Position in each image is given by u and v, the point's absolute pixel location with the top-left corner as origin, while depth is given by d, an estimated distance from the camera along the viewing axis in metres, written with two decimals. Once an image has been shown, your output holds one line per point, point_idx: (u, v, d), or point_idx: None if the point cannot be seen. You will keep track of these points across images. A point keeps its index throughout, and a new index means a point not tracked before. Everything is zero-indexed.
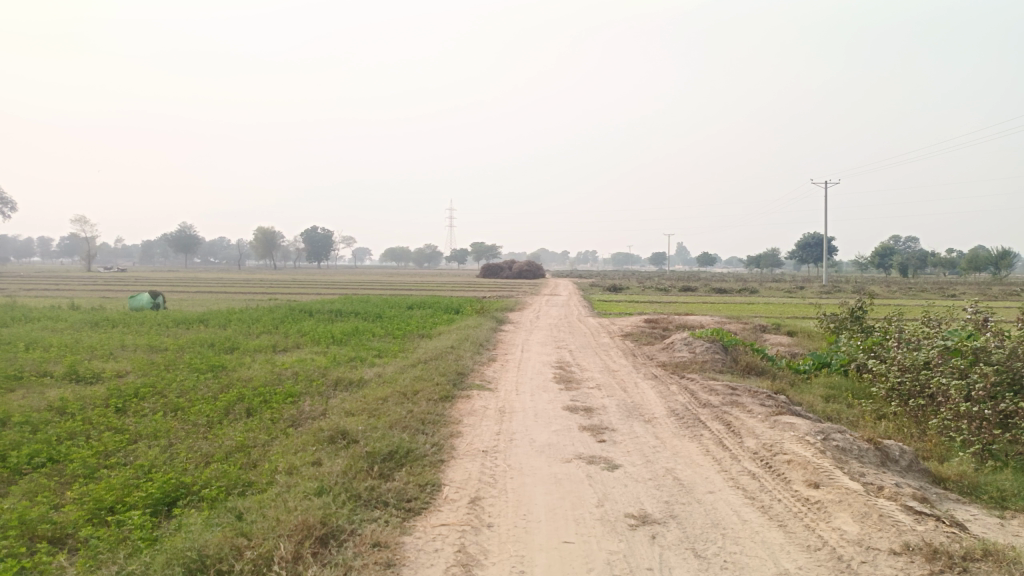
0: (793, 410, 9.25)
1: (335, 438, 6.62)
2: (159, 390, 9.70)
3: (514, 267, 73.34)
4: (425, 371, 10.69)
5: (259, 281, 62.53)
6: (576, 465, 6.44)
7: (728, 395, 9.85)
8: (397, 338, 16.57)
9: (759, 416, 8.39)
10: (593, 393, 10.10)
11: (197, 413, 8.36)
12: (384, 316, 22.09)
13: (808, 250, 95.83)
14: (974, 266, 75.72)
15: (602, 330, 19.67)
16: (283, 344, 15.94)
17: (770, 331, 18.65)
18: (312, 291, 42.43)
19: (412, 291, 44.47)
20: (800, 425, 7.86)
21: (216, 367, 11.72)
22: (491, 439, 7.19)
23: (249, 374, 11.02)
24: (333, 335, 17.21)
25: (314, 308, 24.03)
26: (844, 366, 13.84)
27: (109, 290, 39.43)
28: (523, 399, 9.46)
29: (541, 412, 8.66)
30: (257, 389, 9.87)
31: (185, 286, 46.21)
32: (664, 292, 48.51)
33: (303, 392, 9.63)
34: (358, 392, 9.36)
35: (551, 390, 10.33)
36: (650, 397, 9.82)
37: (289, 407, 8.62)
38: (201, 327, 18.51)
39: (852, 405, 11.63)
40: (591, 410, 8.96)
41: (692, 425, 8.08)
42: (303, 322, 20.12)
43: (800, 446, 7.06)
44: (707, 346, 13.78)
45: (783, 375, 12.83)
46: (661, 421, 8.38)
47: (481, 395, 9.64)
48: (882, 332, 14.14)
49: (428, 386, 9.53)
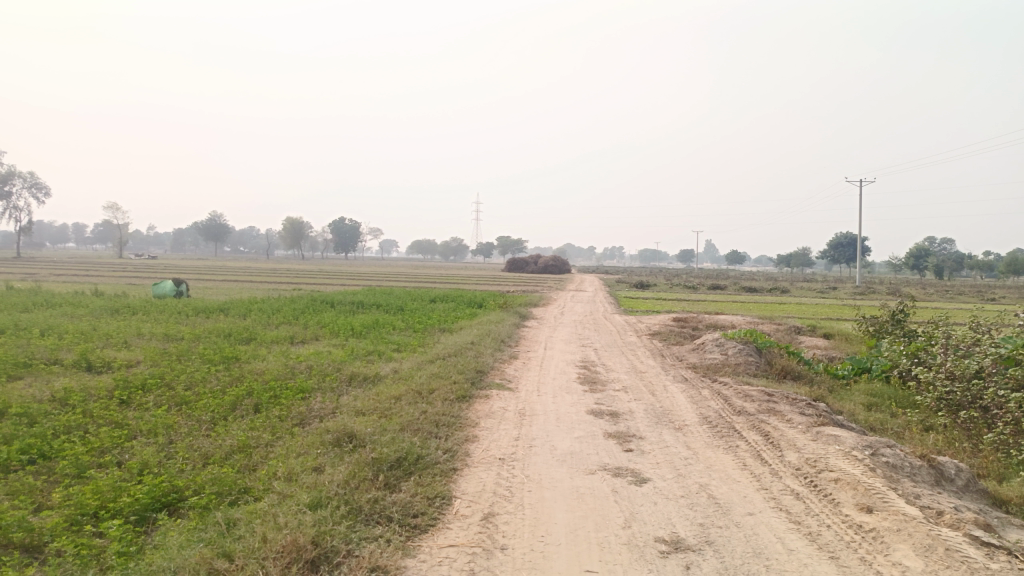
0: (835, 420, 8.60)
1: (340, 441, 6.16)
2: (166, 382, 9.32)
3: (540, 262, 72.84)
4: (442, 368, 10.22)
5: (284, 270, 62.80)
6: (600, 477, 5.91)
7: (764, 401, 9.23)
8: (417, 332, 16.10)
9: (799, 427, 7.77)
10: (619, 396, 9.53)
11: (202, 408, 7.97)
12: (406, 309, 21.68)
13: (841, 250, 93.81)
14: (1013, 269, 73.67)
15: (629, 327, 19.07)
16: (301, 336, 15.56)
17: (805, 333, 17.90)
18: (337, 281, 42.13)
19: (436, 283, 44.27)
20: (845, 438, 7.23)
21: (229, 359, 11.35)
22: (508, 445, 6.67)
23: (262, 368, 10.63)
24: (352, 327, 16.81)
25: (336, 299, 23.69)
26: (885, 372, 13.12)
27: (136, 276, 39.76)
28: (545, 401, 8.94)
29: (564, 416, 8.13)
30: (268, 383, 9.46)
31: (211, 275, 46.25)
32: (692, 289, 47.56)
33: (315, 387, 9.20)
34: (371, 390, 8.90)
35: (575, 391, 9.78)
36: (679, 401, 9.23)
37: (298, 405, 8.19)
38: (220, 317, 18.26)
39: (895, 414, 10.93)
40: (616, 414, 8.42)
41: (726, 435, 7.50)
42: (323, 313, 19.76)
43: (847, 463, 6.44)
44: (739, 348, 13.13)
45: (821, 381, 12.15)
46: (692, 429, 7.80)
47: (501, 395, 9.13)
48: (927, 337, 13.37)
49: (445, 384, 9.05)
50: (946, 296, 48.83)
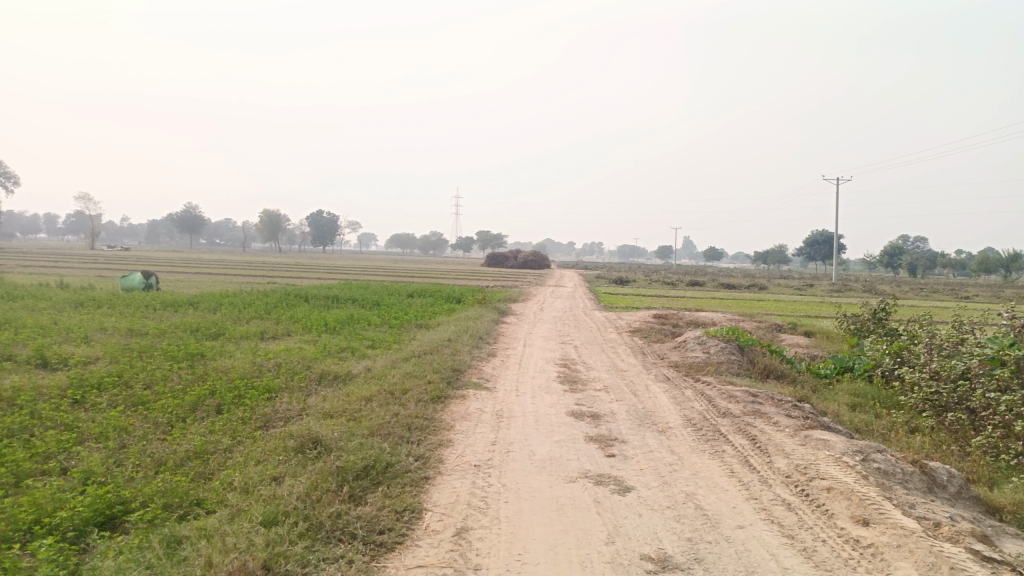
0: (822, 422, 8.35)
1: (304, 446, 5.76)
2: (125, 380, 8.82)
3: (520, 257, 72.54)
4: (417, 367, 9.82)
5: (259, 263, 61.83)
6: (581, 486, 5.57)
7: (749, 402, 8.94)
8: (393, 328, 15.66)
9: (787, 430, 7.49)
10: (600, 397, 9.20)
11: (160, 409, 7.51)
12: (382, 303, 21.23)
13: (817, 247, 94.51)
14: (984, 268, 74.72)
15: (610, 324, 18.78)
16: (272, 331, 15.06)
17: (786, 331, 17.72)
18: (313, 275, 41.52)
19: (414, 277, 43.82)
20: (834, 442, 6.96)
21: (194, 356, 10.85)
22: (484, 451, 6.31)
23: (228, 365, 10.16)
24: (325, 322, 16.32)
25: (310, 294, 23.13)
26: (867, 371, 12.95)
27: (105, 268, 38.75)
28: (523, 402, 8.58)
29: (543, 418, 7.78)
30: (233, 382, 9.00)
31: (184, 267, 45.34)
32: (671, 285, 47.47)
33: (282, 387, 8.76)
34: (342, 390, 8.48)
35: (554, 391, 9.44)
36: (662, 402, 8.93)
37: (264, 406, 7.76)
38: (189, 311, 17.67)
39: (879, 415, 10.72)
40: (597, 416, 8.09)
41: (712, 439, 7.20)
42: (296, 308, 19.23)
43: (838, 470, 6.16)
44: (722, 347, 12.87)
45: (804, 380, 11.93)
46: (676, 433, 7.49)
47: (478, 395, 8.76)
48: (910, 335, 13.21)
49: (419, 384, 8.67)
50: (920, 293, 49.26)
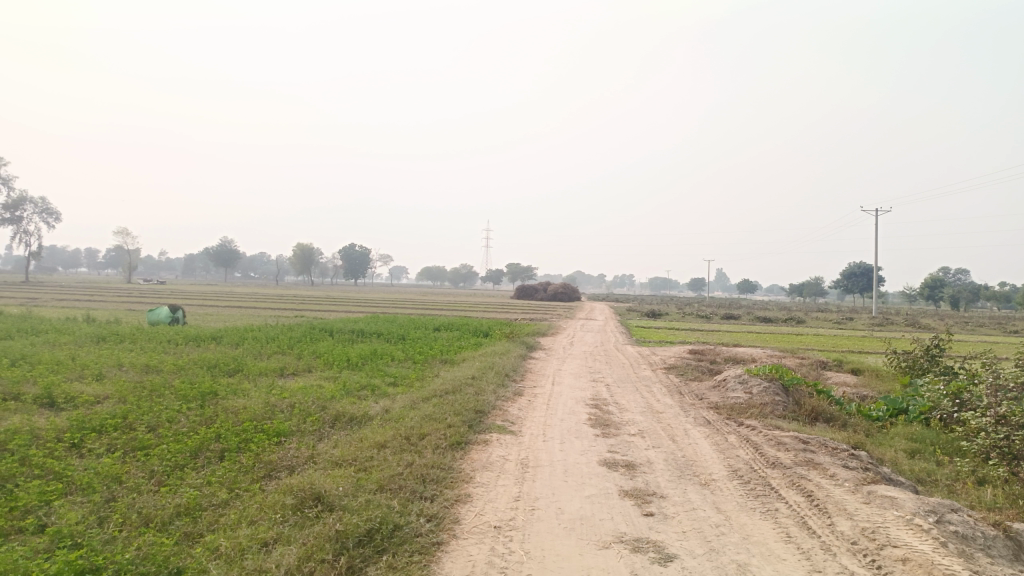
0: (883, 474, 7.51)
1: (305, 504, 5.16)
2: (129, 422, 8.34)
3: (549, 290, 72.00)
4: (438, 408, 9.21)
5: (289, 297, 62.28)
6: (616, 554, 4.86)
7: (799, 450, 8.13)
8: (417, 365, 15.08)
9: (846, 484, 6.67)
10: (635, 442, 8.47)
11: (159, 456, 6.98)
12: (409, 338, 20.74)
13: (854, 280, 92.29)
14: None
15: (642, 360, 17.99)
16: (292, 367, 14.59)
17: (830, 368, 16.77)
18: (342, 309, 41.41)
19: (444, 311, 43.50)
20: (903, 501, 6.13)
21: (207, 395, 10.37)
22: (506, 509, 5.64)
23: (240, 405, 9.66)
24: (348, 358, 15.81)
25: (336, 328, 22.69)
26: (923, 414, 12.01)
27: (138, 301, 39.22)
28: (551, 449, 7.90)
29: (573, 469, 7.09)
30: (242, 425, 8.46)
31: (216, 301, 45.58)
32: (705, 318, 46.32)
33: (294, 430, 8.21)
34: (355, 435, 7.89)
35: (585, 435, 8.75)
36: (703, 450, 8.16)
37: (270, 452, 7.20)
38: (211, 346, 17.34)
39: (941, 463, 9.79)
40: (632, 466, 7.36)
41: (762, 495, 6.43)
42: (319, 343, 18.77)
43: (912, 536, 5.35)
44: (764, 386, 12.04)
45: (855, 424, 11.04)
46: (721, 487, 6.74)
47: (502, 440, 8.11)
48: (970, 375, 12.25)
49: (438, 427, 8.05)
50: (963, 327, 47.53)
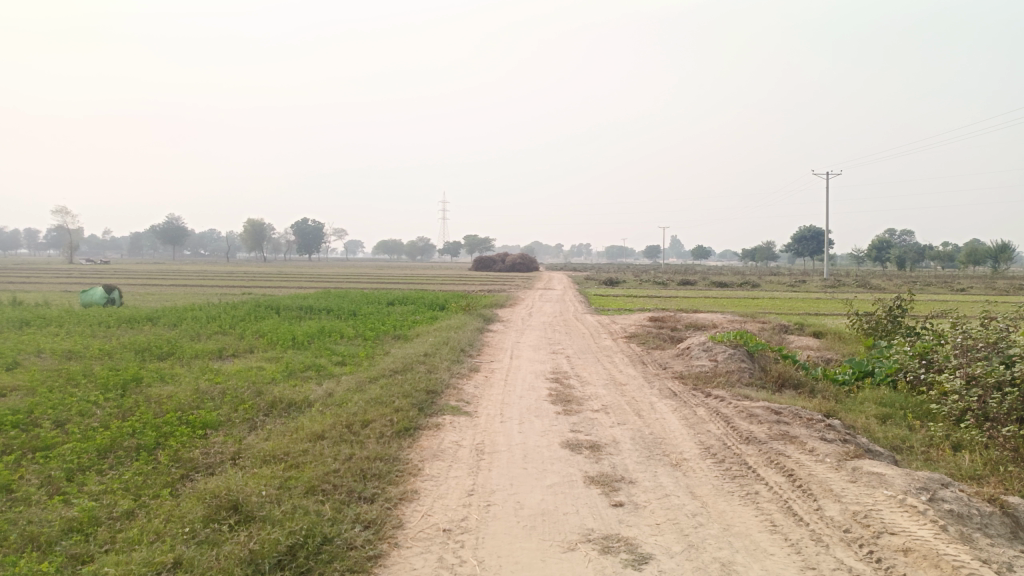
0: (862, 446, 7.04)
1: (219, 514, 4.39)
2: (33, 418, 7.37)
3: (507, 261, 71.39)
4: (386, 390, 8.46)
5: (238, 274, 60.66)
6: (584, 558, 4.22)
7: (773, 422, 7.61)
8: (367, 342, 14.27)
9: (828, 461, 6.15)
10: (599, 420, 7.86)
11: (62, 456, 6.08)
12: (360, 313, 19.84)
13: (805, 244, 93.75)
14: (972, 260, 74.13)
15: (602, 329, 17.47)
16: (232, 349, 13.62)
17: (793, 332, 16.47)
18: (293, 284, 40.42)
19: (398, 284, 42.72)
20: (891, 478, 5.63)
21: (131, 382, 9.41)
22: (457, 508, 4.97)
23: (165, 393, 8.75)
24: (293, 337, 14.87)
25: (283, 304, 21.65)
26: (890, 377, 11.71)
27: (79, 282, 37.67)
28: (509, 431, 7.24)
29: (533, 453, 6.44)
30: (164, 417, 7.57)
31: (160, 280, 43.70)
32: (661, 285, 46.19)
33: (222, 422, 7.35)
34: (292, 424, 7.10)
35: (545, 413, 8.11)
36: (672, 426, 7.57)
37: (191, 448, 6.37)
38: (147, 328, 16.24)
39: (913, 428, 9.45)
40: (597, 447, 6.74)
41: (740, 476, 5.87)
42: (264, 321, 17.75)
43: (907, 519, 4.86)
44: (730, 353, 11.57)
45: (824, 389, 10.67)
46: (696, 467, 6.17)
47: (455, 424, 7.42)
48: (936, 335, 11.97)
49: (384, 412, 7.31)
50: (914, 288, 48.20)
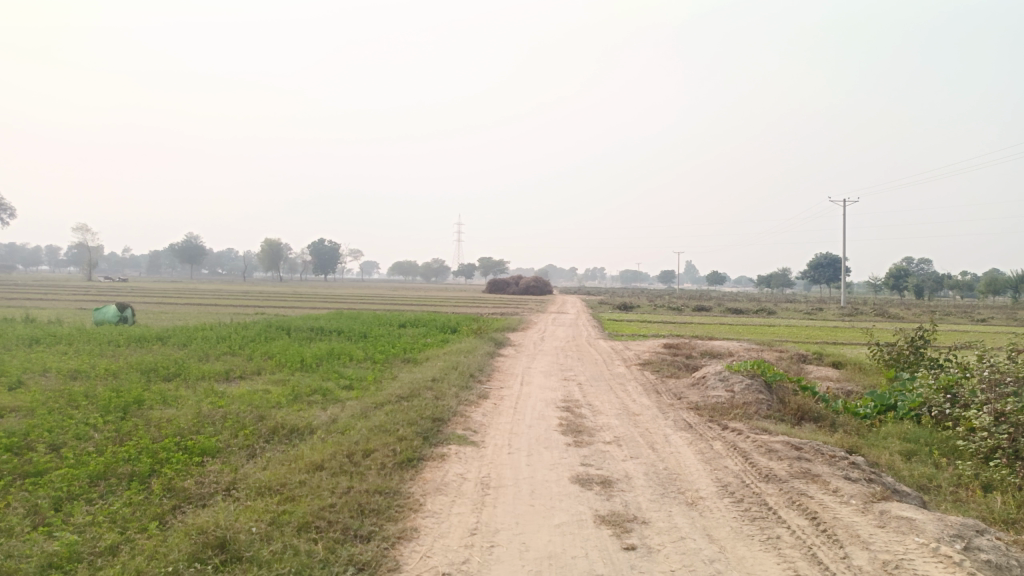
0: (889, 486, 6.68)
1: (204, 553, 4.16)
2: (28, 441, 7.18)
3: (521, 284, 71.26)
4: (391, 417, 8.20)
5: (253, 294, 60.93)
6: None
7: (794, 459, 7.27)
8: (376, 365, 14.03)
9: (854, 503, 5.81)
10: (611, 452, 7.54)
11: (51, 483, 5.87)
12: (370, 335, 19.63)
13: (822, 271, 92.88)
14: (992, 289, 73.02)
15: (615, 355, 17.13)
16: (239, 370, 13.42)
17: (811, 362, 16.05)
18: (307, 305, 40.48)
19: (411, 306, 42.68)
20: (922, 523, 5.28)
21: (132, 404, 9.23)
22: (459, 549, 4.68)
23: (166, 417, 8.54)
24: (301, 359, 14.66)
25: (294, 325, 21.51)
26: (914, 411, 11.29)
27: (93, 300, 37.88)
28: (517, 463, 6.94)
29: (542, 489, 6.14)
30: (162, 442, 7.36)
31: (175, 299, 43.95)
32: (676, 311, 45.65)
33: (221, 448, 7.12)
34: (292, 452, 6.86)
35: (555, 445, 7.80)
36: (688, 461, 7.25)
37: (186, 477, 6.14)
38: (155, 348, 16.10)
39: (940, 465, 9.04)
40: (609, 483, 6.43)
41: (760, 518, 5.54)
42: (273, 342, 17.57)
43: (942, 571, 4.52)
44: (747, 384, 11.22)
45: (845, 423, 10.28)
46: (713, 507, 5.85)
47: (461, 455, 7.15)
48: (961, 368, 11.55)
49: (387, 441, 7.05)
50: (934, 317, 47.33)
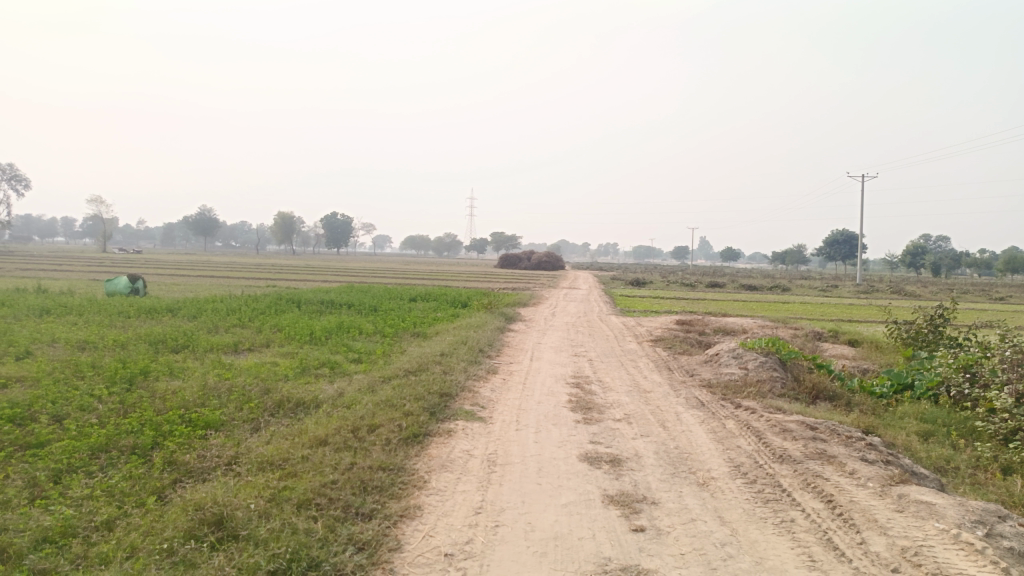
0: (907, 468, 6.50)
1: (200, 530, 4.06)
2: (32, 412, 7.11)
3: (533, 259, 70.97)
4: (397, 392, 8.08)
5: (265, 266, 61.06)
6: None
7: (809, 439, 7.09)
8: (385, 339, 13.93)
9: (872, 486, 5.62)
10: (621, 430, 7.40)
11: (52, 456, 5.79)
12: (380, 309, 19.53)
13: (838, 248, 91.92)
14: (1011, 268, 71.99)
15: (627, 331, 16.95)
16: (248, 342, 13.36)
17: (827, 340, 15.82)
18: (318, 277, 40.52)
19: (422, 279, 42.60)
20: (942, 508, 5.11)
21: (138, 375, 9.16)
22: (463, 528, 4.56)
23: (172, 389, 8.47)
24: (310, 332, 14.58)
25: (304, 298, 21.45)
26: (931, 391, 11.07)
27: (107, 271, 38.00)
28: (525, 440, 6.81)
29: (549, 467, 6.01)
30: (166, 415, 7.28)
31: (187, 271, 44.04)
32: (689, 287, 45.29)
33: (225, 422, 7.03)
34: (296, 427, 6.76)
35: (564, 422, 7.66)
36: (699, 440, 7.09)
37: (188, 450, 6.05)
38: (165, 319, 16.06)
39: (958, 447, 8.84)
40: (618, 462, 6.28)
41: (774, 501, 5.38)
42: (283, 315, 17.50)
43: (963, 558, 4.35)
44: (761, 362, 11.02)
45: (861, 403, 10.07)
46: (725, 488, 5.69)
47: (468, 430, 7.03)
48: (982, 348, 11.29)
49: (393, 416, 6.93)
50: (950, 295, 46.72)
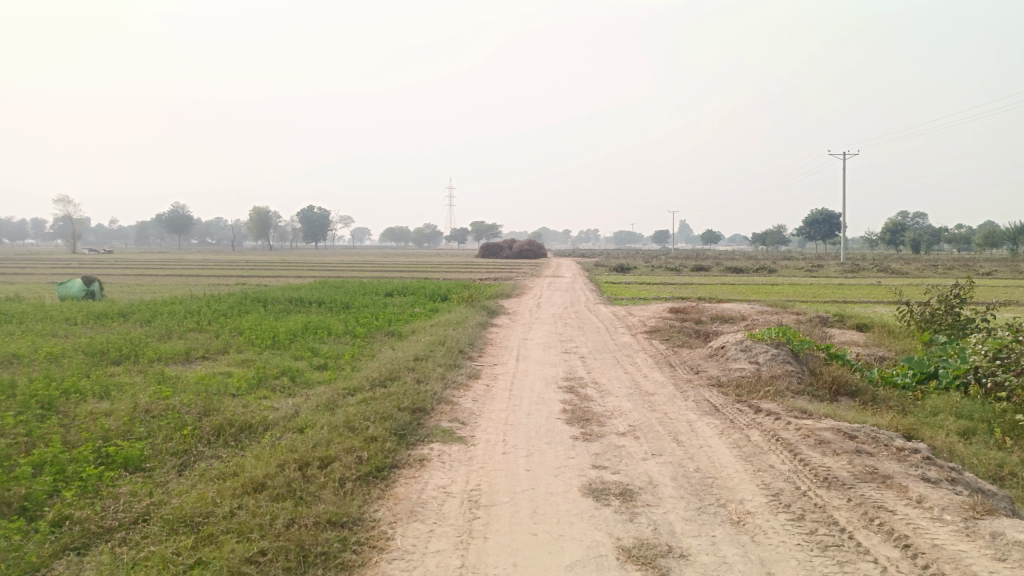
0: (979, 487, 5.35)
1: None
2: None
3: (515, 247, 69.60)
4: (361, 410, 6.80)
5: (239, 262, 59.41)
6: None
7: (853, 454, 5.93)
8: (355, 341, 12.62)
9: (951, 521, 4.48)
10: (629, 448, 6.20)
11: None
12: (353, 306, 18.15)
13: (820, 228, 91.35)
14: (990, 243, 71.80)
15: (619, 322, 15.75)
16: (202, 349, 11.98)
17: (832, 326, 14.70)
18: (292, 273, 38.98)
19: (399, 273, 41.21)
20: None
21: (59, 398, 7.81)
22: None
23: (95, 414, 7.15)
24: (273, 335, 13.21)
25: (272, 296, 20.05)
26: (959, 380, 9.96)
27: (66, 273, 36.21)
28: (515, 469, 5.59)
29: (546, 507, 4.79)
30: (78, 449, 5.98)
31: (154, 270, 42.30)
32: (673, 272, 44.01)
33: (147, 458, 5.73)
34: (232, 462, 5.48)
35: (560, 439, 6.45)
36: (724, 459, 5.90)
37: (91, 502, 4.77)
38: (113, 326, 14.59)
39: (1005, 446, 7.72)
40: (630, 495, 5.07)
41: (835, 547, 4.22)
42: (247, 316, 16.12)
43: None
44: (773, 354, 9.88)
45: (887, 397, 8.93)
46: (769, 529, 4.51)
47: (444, 458, 5.80)
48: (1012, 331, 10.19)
49: (354, 445, 5.68)
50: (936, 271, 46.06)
